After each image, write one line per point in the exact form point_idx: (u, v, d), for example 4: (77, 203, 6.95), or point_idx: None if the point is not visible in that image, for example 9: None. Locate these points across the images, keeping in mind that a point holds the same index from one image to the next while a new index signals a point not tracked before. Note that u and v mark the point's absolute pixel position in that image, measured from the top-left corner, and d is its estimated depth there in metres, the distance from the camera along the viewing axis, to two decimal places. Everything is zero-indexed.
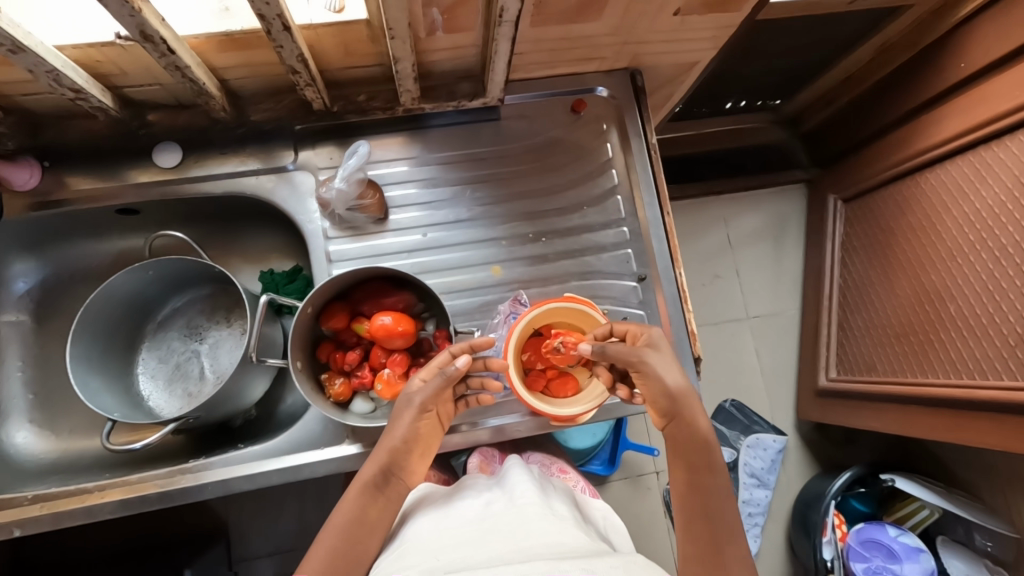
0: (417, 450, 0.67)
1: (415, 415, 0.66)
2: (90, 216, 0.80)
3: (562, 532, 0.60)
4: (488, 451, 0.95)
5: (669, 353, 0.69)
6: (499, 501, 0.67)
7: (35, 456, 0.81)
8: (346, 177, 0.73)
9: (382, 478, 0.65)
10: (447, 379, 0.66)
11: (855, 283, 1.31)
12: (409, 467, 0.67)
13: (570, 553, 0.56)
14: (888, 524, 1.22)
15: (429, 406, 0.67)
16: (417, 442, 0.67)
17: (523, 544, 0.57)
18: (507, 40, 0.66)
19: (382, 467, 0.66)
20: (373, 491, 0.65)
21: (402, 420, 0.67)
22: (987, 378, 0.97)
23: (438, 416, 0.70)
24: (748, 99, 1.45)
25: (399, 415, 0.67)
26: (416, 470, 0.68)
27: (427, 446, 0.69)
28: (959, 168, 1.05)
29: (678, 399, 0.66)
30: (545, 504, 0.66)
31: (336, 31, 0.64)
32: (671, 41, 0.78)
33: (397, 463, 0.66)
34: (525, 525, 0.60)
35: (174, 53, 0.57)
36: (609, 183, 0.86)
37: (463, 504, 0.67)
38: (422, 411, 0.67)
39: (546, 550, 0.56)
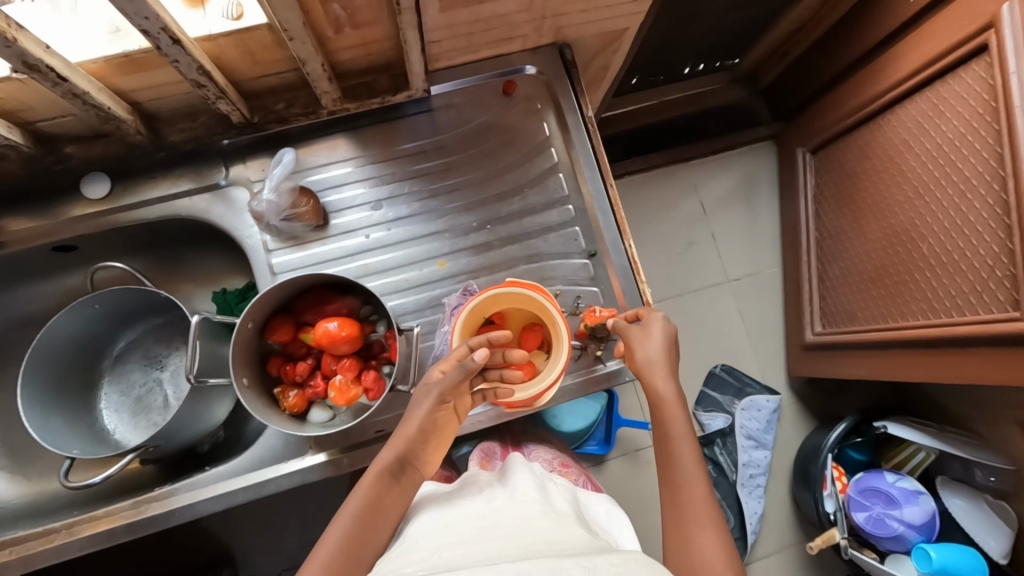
0: (437, 440, 0.68)
1: (436, 407, 0.67)
2: (27, 257, 0.79)
3: (563, 530, 0.59)
4: (489, 447, 0.95)
5: (657, 332, 0.71)
6: (500, 497, 0.66)
7: (6, 501, 0.82)
8: (274, 187, 0.72)
9: (399, 466, 0.65)
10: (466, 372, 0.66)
11: (829, 234, 1.30)
12: (424, 457, 0.67)
13: (572, 549, 0.55)
14: (886, 471, 1.22)
15: (447, 399, 0.68)
16: (434, 433, 0.67)
17: (523, 540, 0.56)
18: (413, 28, 0.64)
19: (398, 455, 0.65)
20: (390, 480, 0.64)
21: (420, 410, 0.67)
22: (964, 314, 0.96)
23: (455, 410, 0.70)
24: (703, 61, 1.43)
25: (417, 406, 0.68)
26: (431, 459, 0.68)
27: (444, 438, 0.69)
28: (918, 105, 1.03)
29: (643, 371, 0.69)
30: (545, 501, 0.66)
31: (236, 40, 0.63)
32: (590, 9, 0.77)
33: (413, 453, 0.66)
34: (526, 521, 0.60)
35: (67, 81, 0.56)
36: (549, 162, 0.84)
37: (465, 503, 0.66)
38: (440, 403, 0.67)
39: (547, 547, 0.55)
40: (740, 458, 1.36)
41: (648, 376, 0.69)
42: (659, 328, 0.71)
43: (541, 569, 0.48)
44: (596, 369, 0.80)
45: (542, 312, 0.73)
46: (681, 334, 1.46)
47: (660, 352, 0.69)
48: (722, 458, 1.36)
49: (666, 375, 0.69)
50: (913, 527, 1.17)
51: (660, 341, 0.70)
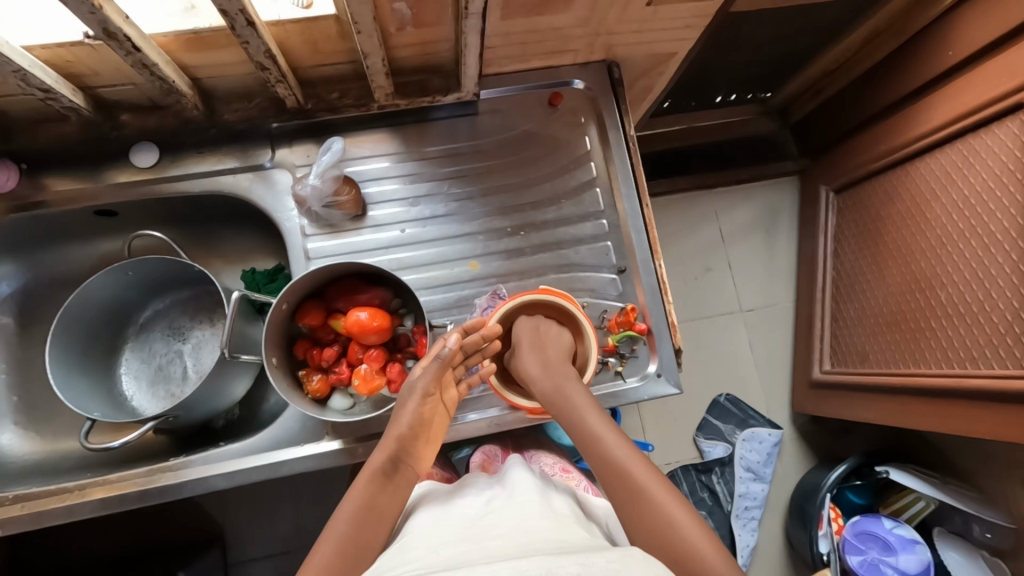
0: (425, 434, 0.67)
1: (419, 399, 0.67)
2: (69, 218, 0.80)
3: (561, 529, 0.59)
4: (491, 450, 0.96)
5: (524, 346, 0.73)
6: (499, 497, 0.67)
7: (19, 456, 0.82)
8: (320, 174, 0.74)
9: (390, 466, 0.64)
10: (444, 359, 0.68)
11: (846, 274, 1.30)
12: (416, 453, 0.67)
13: (570, 547, 0.55)
14: (883, 517, 1.22)
15: (431, 390, 0.68)
16: (423, 428, 0.67)
17: (521, 539, 0.56)
18: (475, 32, 0.66)
19: (390, 454, 0.65)
20: (383, 480, 0.64)
21: (406, 407, 0.67)
22: (978, 367, 0.97)
23: (443, 403, 0.70)
24: (738, 92, 1.44)
25: (403, 404, 0.68)
26: (424, 455, 0.68)
27: (434, 432, 0.69)
28: (948, 156, 1.04)
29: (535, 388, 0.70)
30: (544, 500, 0.66)
31: (302, 27, 0.64)
32: (643, 31, 0.78)
33: (403, 450, 0.66)
34: (523, 519, 0.60)
35: (141, 51, 0.57)
36: (587, 176, 0.86)
37: (463, 503, 0.67)
38: (425, 396, 0.68)
39: (546, 545, 0.55)
40: (736, 489, 1.35)
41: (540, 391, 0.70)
42: (524, 339, 0.73)
43: (539, 568, 0.48)
44: (615, 384, 0.80)
45: (570, 319, 0.75)
46: (690, 359, 1.46)
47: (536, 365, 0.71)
48: (719, 487, 1.36)
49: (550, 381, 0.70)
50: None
51: (530, 350, 0.72)
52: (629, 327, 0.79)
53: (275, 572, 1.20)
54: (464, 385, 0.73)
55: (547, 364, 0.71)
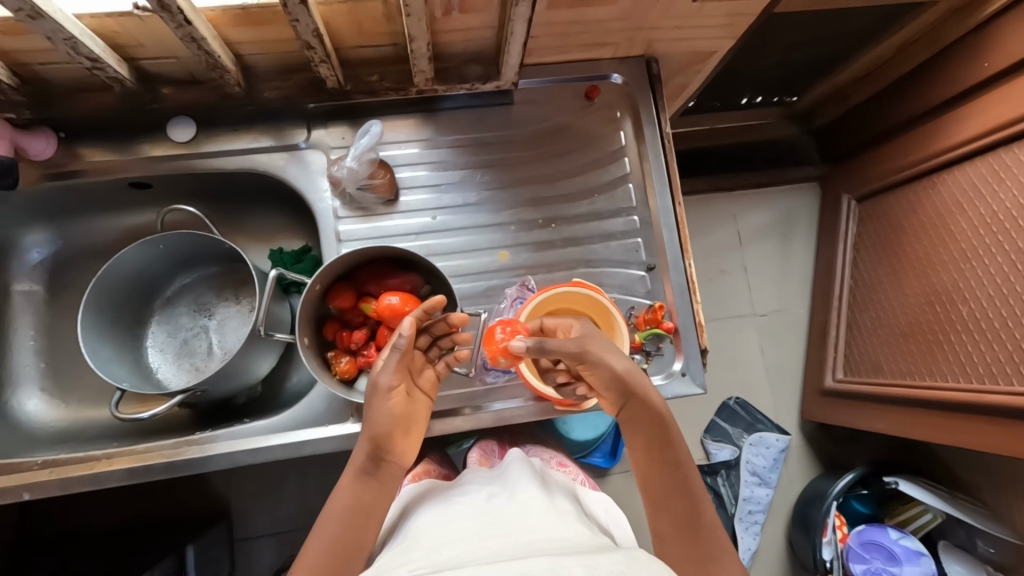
0: (405, 429, 0.67)
1: (386, 396, 0.65)
2: (103, 188, 0.81)
3: (564, 527, 0.58)
4: (488, 446, 0.97)
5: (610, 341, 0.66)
6: (501, 494, 0.66)
7: (45, 422, 0.83)
8: (357, 156, 0.74)
9: (372, 464, 0.64)
10: (403, 349, 0.65)
11: (863, 283, 1.30)
12: (396, 447, 0.66)
13: (576, 548, 0.54)
14: (889, 527, 1.22)
15: (396, 381, 0.66)
16: (397, 423, 0.66)
17: (524, 539, 0.56)
18: (522, 21, 0.65)
19: (369, 453, 0.65)
20: (364, 478, 0.64)
21: (378, 407, 0.65)
22: (997, 383, 0.96)
23: (412, 389, 0.70)
24: (763, 94, 1.41)
25: (371, 404, 0.66)
26: (405, 448, 0.67)
27: (412, 420, 0.68)
28: (977, 168, 1.03)
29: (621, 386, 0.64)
30: (545, 499, 0.65)
31: (350, 8, 0.64)
32: (684, 27, 0.77)
33: (382, 447, 0.65)
34: (524, 518, 0.60)
35: (191, 25, 0.57)
36: (620, 171, 0.85)
37: (464, 500, 0.67)
38: (390, 390, 0.65)
39: (547, 545, 0.55)
40: (741, 492, 1.36)
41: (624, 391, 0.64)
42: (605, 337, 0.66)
43: (542, 570, 0.48)
44: None
45: (604, 315, 0.75)
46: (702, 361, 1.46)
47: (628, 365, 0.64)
48: (723, 490, 1.36)
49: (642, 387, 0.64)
50: None
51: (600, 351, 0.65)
52: (656, 325, 0.78)
53: (279, 549, 1.21)
54: (441, 365, 0.73)
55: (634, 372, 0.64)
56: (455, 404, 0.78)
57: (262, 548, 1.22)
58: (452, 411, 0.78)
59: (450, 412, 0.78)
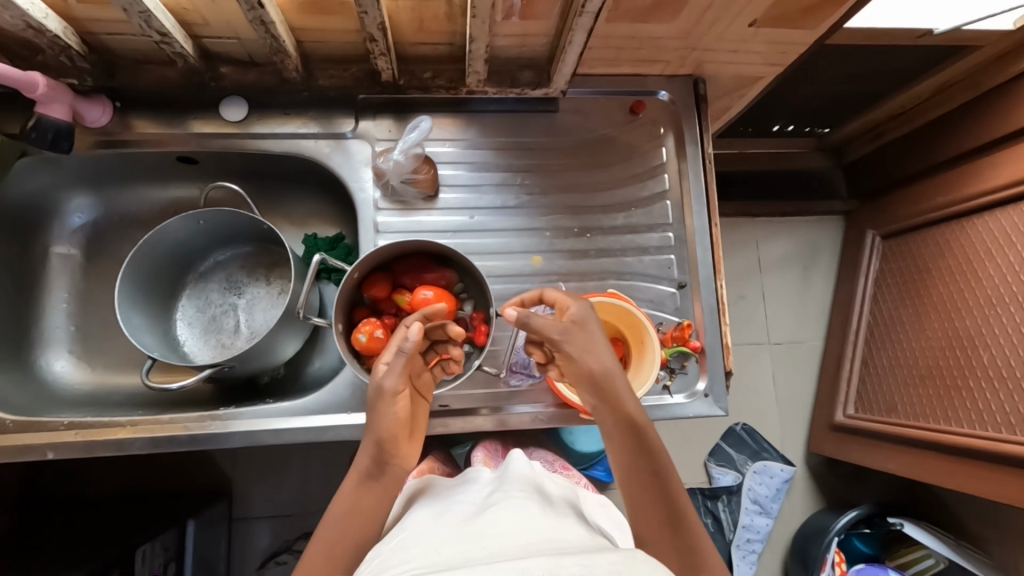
0: (407, 436, 0.67)
1: (392, 401, 0.64)
2: (151, 159, 0.82)
3: (562, 529, 0.57)
4: (491, 446, 0.98)
5: (595, 331, 0.66)
6: (498, 494, 0.66)
7: (70, 384, 0.84)
8: (405, 150, 0.75)
9: (375, 468, 0.65)
10: (409, 354, 0.64)
11: (883, 321, 1.29)
12: (400, 453, 0.66)
13: (572, 547, 0.53)
14: (890, 570, 1.19)
15: (401, 386, 0.65)
16: (401, 427, 0.66)
17: (523, 539, 0.55)
18: (583, 31, 0.66)
19: (374, 457, 0.65)
20: (366, 483, 0.65)
21: (383, 411, 0.65)
22: (1015, 433, 0.95)
23: (412, 392, 0.69)
24: (796, 123, 1.40)
25: (375, 408, 0.65)
26: (411, 452, 0.68)
27: (414, 425, 0.69)
28: (1009, 216, 1.02)
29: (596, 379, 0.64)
30: (542, 504, 0.64)
31: (415, 5, 0.65)
32: (737, 51, 0.78)
33: (386, 453, 0.65)
34: (522, 521, 0.58)
35: (263, 8, 0.59)
36: (659, 187, 0.86)
37: (462, 503, 0.66)
38: (396, 395, 0.65)
39: (545, 546, 0.54)
40: (741, 519, 1.34)
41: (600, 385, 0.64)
42: (587, 323, 0.66)
43: (540, 568, 0.47)
44: (661, 398, 0.80)
45: (638, 327, 0.75)
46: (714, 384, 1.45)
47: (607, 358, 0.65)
48: (724, 515, 1.35)
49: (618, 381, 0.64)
50: None
51: (582, 344, 0.65)
52: (683, 343, 0.79)
53: (276, 532, 1.22)
54: (438, 367, 0.72)
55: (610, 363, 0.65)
56: (475, 403, 0.78)
57: (259, 529, 1.22)
58: (472, 410, 0.78)
59: (469, 411, 0.78)
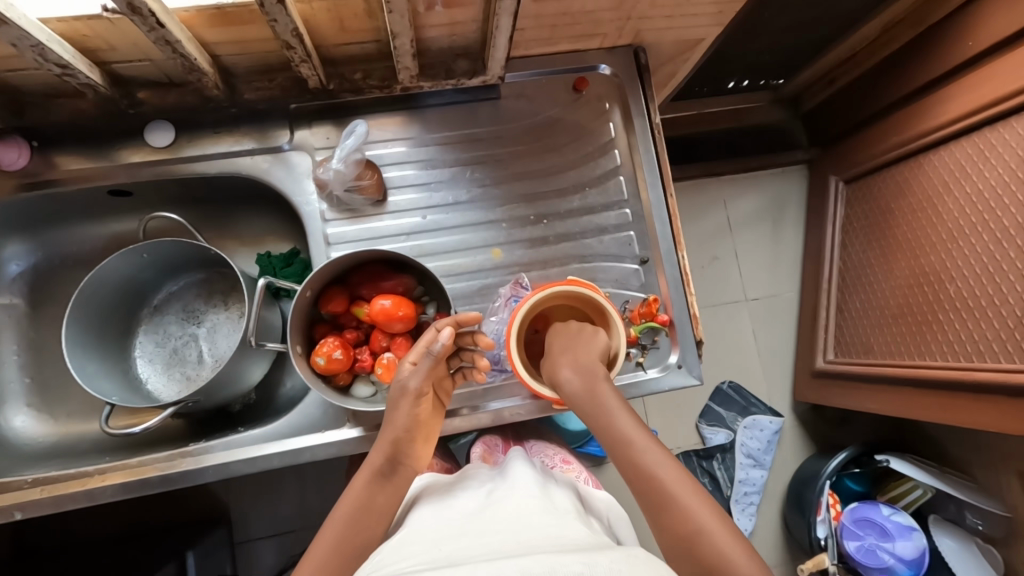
0: (425, 437, 0.68)
1: (414, 401, 0.65)
2: (81, 196, 0.78)
3: (562, 525, 0.57)
4: (491, 439, 0.97)
5: (566, 353, 0.66)
6: (500, 491, 0.66)
7: (34, 438, 0.82)
8: (343, 158, 0.72)
9: (388, 466, 0.65)
10: (437, 357, 0.65)
11: (853, 265, 1.30)
12: (414, 453, 0.67)
13: (572, 545, 0.53)
14: (882, 504, 1.24)
15: (426, 389, 0.66)
16: (420, 428, 0.67)
17: (524, 535, 0.55)
18: (508, 14, 0.63)
19: (388, 456, 0.65)
20: (378, 481, 0.64)
21: (403, 409, 0.65)
22: (985, 361, 0.98)
23: (434, 397, 0.70)
24: (750, 78, 1.39)
25: (397, 406, 0.66)
26: (423, 454, 0.68)
27: (430, 429, 0.69)
28: (963, 149, 1.03)
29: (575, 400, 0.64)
30: (546, 497, 0.64)
31: (329, 5, 0.62)
32: (673, 16, 0.76)
33: (401, 451, 0.66)
34: (526, 517, 0.58)
35: (164, 27, 0.55)
36: (611, 164, 0.84)
37: (464, 496, 0.66)
38: (419, 396, 0.66)
39: (546, 543, 0.54)
40: (736, 475, 1.37)
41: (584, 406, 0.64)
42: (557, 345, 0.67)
43: (540, 567, 0.47)
44: (636, 375, 0.81)
45: (599, 312, 0.72)
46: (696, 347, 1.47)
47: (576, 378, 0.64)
48: (719, 473, 1.38)
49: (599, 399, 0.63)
50: (902, 561, 1.20)
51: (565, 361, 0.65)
52: (651, 318, 0.78)
53: (280, 550, 1.21)
54: (459, 374, 0.73)
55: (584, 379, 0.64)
56: (453, 404, 0.78)
57: (262, 549, 1.22)
58: (451, 412, 0.78)
59: (449, 412, 0.78)
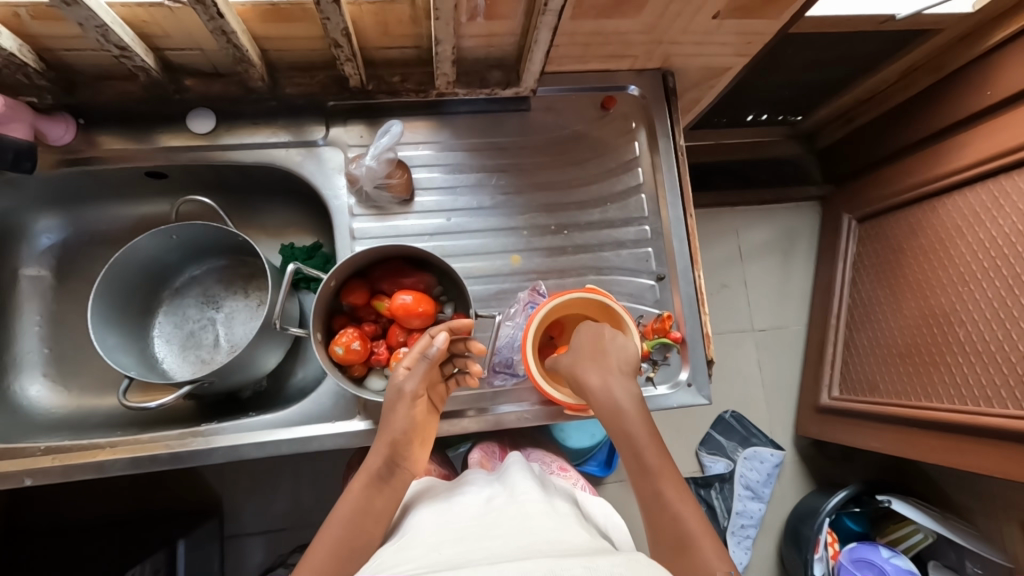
0: (421, 440, 0.67)
1: (409, 403, 0.66)
2: (118, 176, 0.81)
3: (563, 530, 0.57)
4: (487, 447, 0.97)
5: (587, 349, 0.68)
6: (501, 496, 0.65)
7: (46, 409, 0.83)
8: (377, 155, 0.75)
9: (387, 470, 0.65)
10: (432, 361, 0.66)
11: (862, 303, 1.31)
12: (411, 456, 0.66)
13: (574, 549, 0.53)
14: (882, 546, 1.21)
15: (421, 392, 0.67)
16: (416, 430, 0.66)
17: (525, 540, 0.54)
18: (547, 29, 0.66)
19: (385, 458, 0.65)
20: (377, 484, 0.64)
21: (400, 412, 0.66)
22: (992, 407, 0.97)
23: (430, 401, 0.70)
24: (769, 113, 1.42)
25: (393, 408, 0.66)
26: (420, 458, 0.68)
27: (427, 433, 0.69)
28: (977, 194, 1.04)
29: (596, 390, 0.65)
30: (546, 501, 0.64)
31: (378, 8, 0.65)
32: (702, 43, 0.78)
33: (399, 454, 0.65)
34: (527, 522, 0.58)
35: (223, 17, 0.58)
36: (633, 181, 0.86)
37: (463, 500, 0.66)
38: (415, 398, 0.66)
39: (547, 547, 0.53)
40: (733, 506, 1.36)
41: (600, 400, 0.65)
42: (583, 340, 0.69)
43: (541, 569, 0.46)
44: (645, 389, 0.81)
45: (614, 321, 0.74)
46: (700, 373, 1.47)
47: (595, 370, 0.66)
48: (717, 502, 1.36)
49: (617, 391, 0.64)
50: None
51: (587, 356, 0.68)
52: (663, 334, 0.78)
53: (270, 547, 1.20)
54: (452, 381, 0.73)
55: (601, 371, 0.66)
56: (460, 405, 0.78)
57: (251, 545, 1.21)
58: (458, 412, 0.78)
59: (455, 413, 0.78)
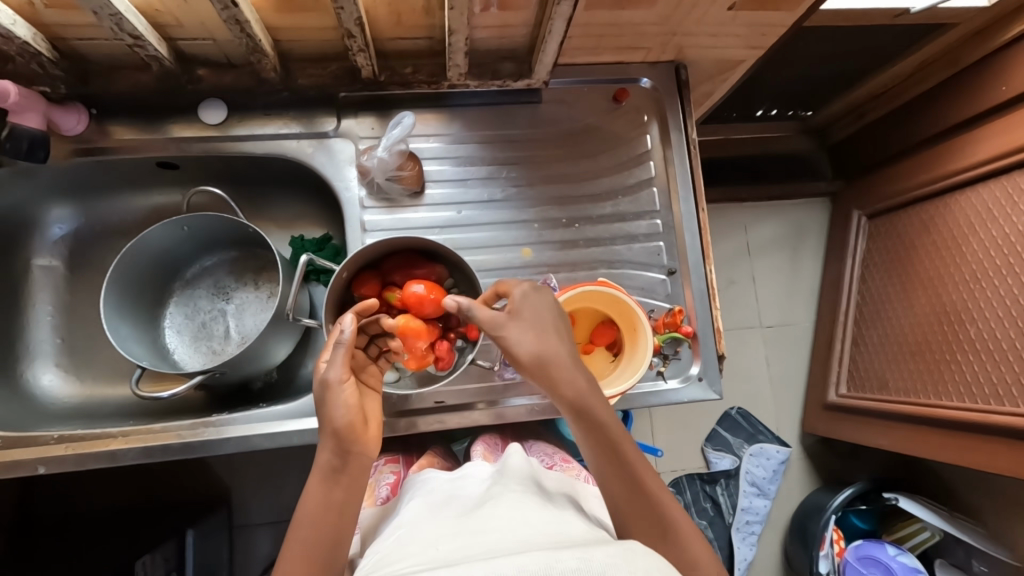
0: (366, 422, 0.63)
1: (338, 390, 0.61)
2: (130, 166, 0.81)
3: (559, 521, 0.56)
4: (491, 439, 0.97)
5: (529, 316, 0.62)
6: (495, 488, 0.65)
7: (59, 398, 0.84)
8: (388, 146, 0.75)
9: (338, 460, 0.61)
10: (347, 345, 0.62)
11: (871, 299, 1.29)
12: (359, 439, 0.62)
13: (576, 543, 0.52)
14: (887, 543, 1.22)
15: (347, 375, 0.63)
16: (358, 413, 0.62)
17: (520, 534, 0.54)
18: (562, 20, 0.65)
19: (334, 449, 0.61)
20: (332, 477, 0.61)
21: (331, 402, 0.61)
22: (1002, 405, 0.97)
23: (365, 386, 0.67)
24: (779, 107, 1.41)
25: (326, 403, 0.62)
26: (371, 439, 0.63)
27: (371, 412, 0.65)
28: (991, 191, 1.03)
29: (541, 364, 0.60)
30: (544, 497, 0.64)
31: None
32: (717, 35, 0.78)
33: (344, 441, 0.61)
34: (522, 515, 0.57)
35: (237, 7, 0.58)
36: (645, 174, 0.86)
37: (459, 495, 0.65)
38: (344, 383, 0.62)
39: (544, 541, 0.53)
40: (739, 502, 1.35)
41: (543, 372, 0.61)
42: (528, 308, 0.62)
43: (535, 563, 0.46)
44: (656, 383, 0.81)
45: (626, 311, 0.74)
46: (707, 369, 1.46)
47: (537, 341, 0.61)
48: (723, 499, 1.35)
49: (561, 360, 0.61)
50: None
51: (529, 327, 0.61)
52: (675, 328, 0.79)
53: (277, 538, 1.21)
54: (383, 360, 0.71)
55: (543, 346, 0.61)
56: (470, 398, 0.78)
57: (259, 536, 1.21)
58: (468, 405, 0.79)
59: (465, 405, 0.78)
